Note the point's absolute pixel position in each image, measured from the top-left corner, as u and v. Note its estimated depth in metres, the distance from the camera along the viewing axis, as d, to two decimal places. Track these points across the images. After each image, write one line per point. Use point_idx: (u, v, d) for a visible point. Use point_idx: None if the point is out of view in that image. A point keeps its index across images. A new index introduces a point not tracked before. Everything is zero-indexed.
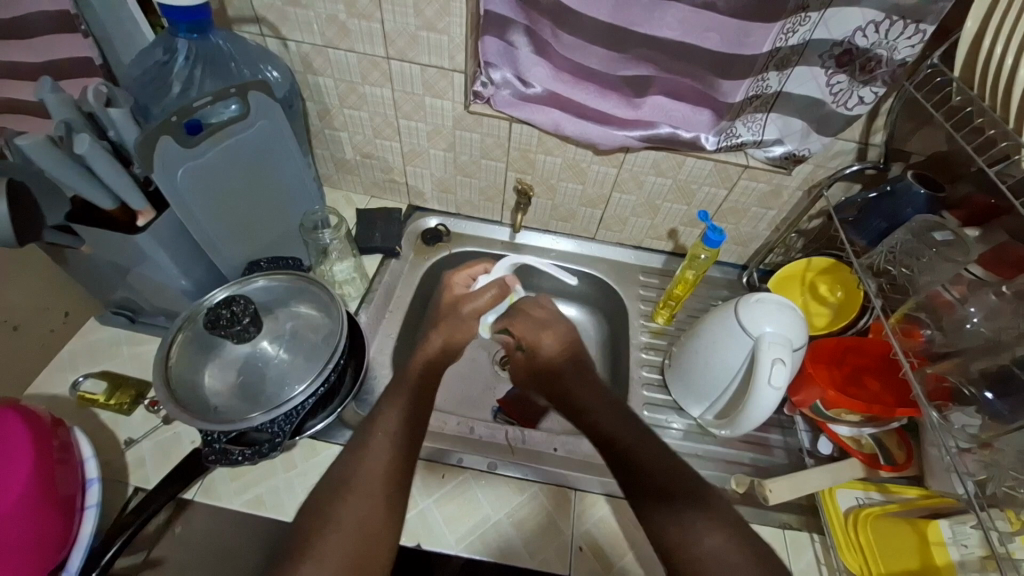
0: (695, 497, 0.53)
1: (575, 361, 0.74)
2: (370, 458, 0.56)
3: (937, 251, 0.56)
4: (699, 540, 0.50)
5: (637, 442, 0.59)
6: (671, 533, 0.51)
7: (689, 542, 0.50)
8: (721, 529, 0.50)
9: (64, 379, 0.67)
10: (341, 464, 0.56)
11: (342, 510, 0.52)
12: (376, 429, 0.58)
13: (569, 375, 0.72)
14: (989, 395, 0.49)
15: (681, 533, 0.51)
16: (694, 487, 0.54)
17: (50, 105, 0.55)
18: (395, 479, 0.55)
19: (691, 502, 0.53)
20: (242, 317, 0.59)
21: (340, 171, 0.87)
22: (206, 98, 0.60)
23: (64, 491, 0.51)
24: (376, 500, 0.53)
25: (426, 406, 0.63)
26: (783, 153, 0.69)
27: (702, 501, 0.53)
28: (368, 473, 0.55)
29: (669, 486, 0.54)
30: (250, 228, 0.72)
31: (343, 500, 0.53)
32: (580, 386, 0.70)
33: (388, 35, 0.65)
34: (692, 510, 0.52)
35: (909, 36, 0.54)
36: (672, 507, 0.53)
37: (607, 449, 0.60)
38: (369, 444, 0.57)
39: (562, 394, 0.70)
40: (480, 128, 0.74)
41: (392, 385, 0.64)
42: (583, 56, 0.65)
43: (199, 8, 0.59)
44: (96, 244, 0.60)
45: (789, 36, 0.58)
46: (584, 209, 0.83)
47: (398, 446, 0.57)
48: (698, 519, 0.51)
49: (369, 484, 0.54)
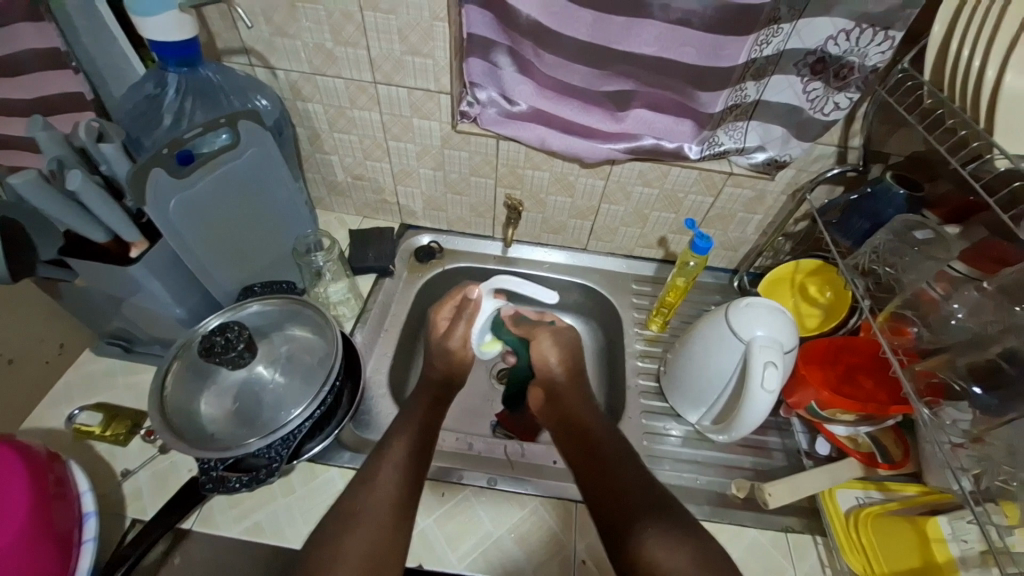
0: (662, 510, 0.54)
1: (571, 371, 0.75)
2: (378, 491, 0.56)
3: (920, 250, 0.58)
4: (664, 548, 0.50)
5: (618, 460, 0.61)
6: (646, 548, 0.50)
7: (659, 558, 0.49)
8: (688, 545, 0.49)
9: (59, 414, 0.67)
10: (348, 498, 0.56)
11: (348, 544, 0.52)
12: (383, 461, 0.59)
13: (570, 381, 0.74)
14: (977, 390, 0.50)
15: (652, 547, 0.50)
16: (664, 501, 0.55)
17: (42, 142, 0.55)
18: (400, 510, 0.55)
19: (661, 516, 0.53)
20: (237, 342, 0.59)
21: (332, 194, 0.88)
22: (196, 130, 0.62)
23: (61, 524, 0.50)
24: (383, 531, 0.53)
25: (429, 432, 0.64)
26: (765, 159, 0.70)
27: (665, 512, 0.53)
28: (376, 504, 0.55)
29: (641, 500, 0.55)
30: (243, 255, 0.73)
31: (352, 530, 0.53)
32: (575, 395, 0.72)
33: (374, 61, 0.67)
34: (662, 523, 0.52)
35: (879, 42, 0.56)
36: (642, 520, 0.53)
37: (587, 460, 0.62)
38: (376, 477, 0.57)
39: (562, 402, 0.71)
40: (468, 146, 0.75)
41: (398, 421, 0.64)
42: (565, 73, 0.67)
43: (188, 43, 0.61)
44: (90, 277, 0.60)
45: (763, 47, 0.60)
46: (574, 221, 0.84)
47: (404, 475, 0.58)
48: (667, 535, 0.51)
49: (376, 517, 0.54)
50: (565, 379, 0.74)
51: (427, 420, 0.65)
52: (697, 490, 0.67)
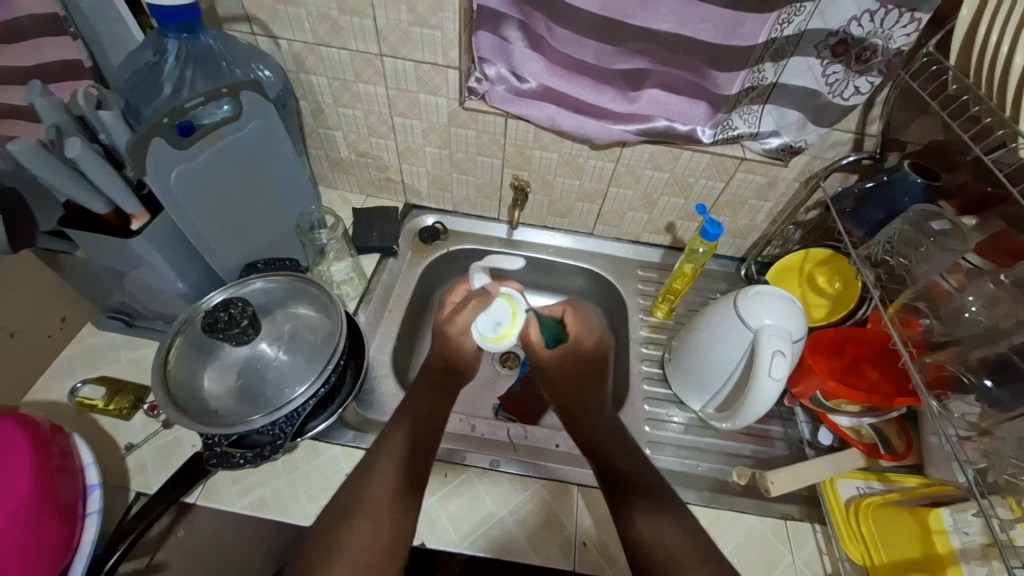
0: (656, 497, 0.56)
1: (579, 379, 0.72)
2: (376, 484, 0.55)
3: (936, 241, 0.56)
4: (665, 542, 0.52)
5: (620, 452, 0.61)
6: (639, 531, 0.53)
7: (649, 541, 0.52)
8: (690, 545, 0.52)
9: (61, 386, 0.66)
10: (349, 487, 0.56)
11: (347, 538, 0.51)
12: (381, 453, 0.58)
13: (583, 387, 0.71)
14: (989, 382, 0.49)
15: (657, 541, 0.52)
16: (665, 496, 0.57)
17: (41, 109, 0.54)
18: (401, 503, 0.54)
19: (657, 500, 0.56)
20: (240, 319, 0.59)
21: (336, 171, 0.87)
22: (198, 99, 0.59)
23: (65, 497, 0.51)
24: (382, 527, 0.52)
25: (433, 426, 0.63)
26: (779, 145, 0.68)
27: (662, 500, 0.56)
28: (375, 499, 0.54)
29: (641, 486, 0.57)
30: (243, 230, 0.71)
31: (351, 523, 0.52)
32: (596, 411, 0.67)
33: (380, 31, 0.64)
34: (668, 520, 0.54)
35: (905, 24, 0.54)
36: (640, 510, 0.55)
37: (593, 458, 0.61)
38: (374, 472, 0.56)
39: (574, 401, 0.70)
40: (476, 124, 0.74)
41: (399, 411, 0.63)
42: (577, 49, 0.65)
43: (188, 8, 0.59)
44: (92, 249, 0.59)
45: (784, 27, 0.58)
46: (581, 205, 0.83)
47: (401, 468, 0.57)
48: (655, 520, 0.54)
49: (372, 510, 0.53)
50: (585, 385, 0.72)
51: (418, 405, 0.65)
52: (699, 476, 0.68)
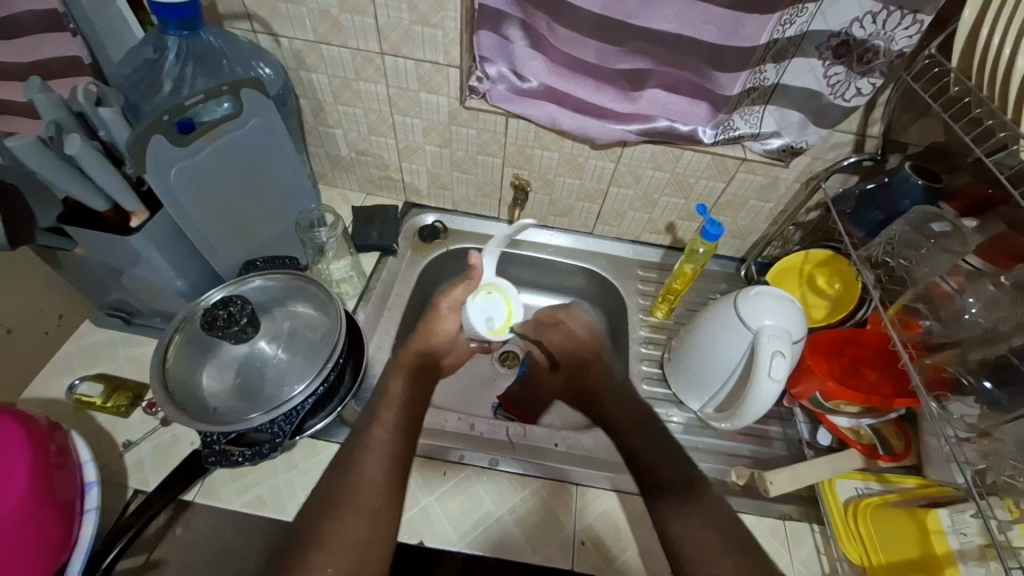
0: (674, 496, 0.58)
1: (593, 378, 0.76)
2: (364, 480, 0.56)
3: (936, 242, 0.57)
4: (697, 537, 0.55)
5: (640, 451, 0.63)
6: (672, 530, 0.56)
7: (685, 538, 0.55)
8: (717, 542, 0.54)
9: (59, 384, 0.66)
10: (349, 485, 0.56)
11: (336, 532, 0.52)
12: (375, 450, 0.58)
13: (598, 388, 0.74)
14: (988, 384, 0.49)
15: (689, 540, 0.55)
16: (688, 492, 0.58)
17: (40, 105, 0.54)
18: (390, 497, 0.55)
19: (683, 497, 0.58)
20: (239, 317, 0.58)
21: (336, 169, 0.87)
22: (198, 96, 0.59)
23: (63, 495, 0.50)
24: (374, 522, 0.53)
25: (414, 420, 0.63)
26: (781, 145, 0.68)
27: (688, 498, 0.57)
28: (367, 494, 0.55)
29: (671, 486, 0.59)
30: (243, 228, 0.71)
31: (343, 519, 0.53)
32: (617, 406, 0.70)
33: (382, 30, 0.64)
34: (698, 519, 0.56)
35: (906, 26, 0.54)
36: (669, 508, 0.57)
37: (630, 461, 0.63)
38: (363, 469, 0.57)
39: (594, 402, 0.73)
40: (477, 123, 0.73)
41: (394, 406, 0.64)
42: (579, 49, 0.65)
43: (188, 5, 0.58)
44: (91, 246, 0.59)
45: (786, 27, 0.58)
46: (582, 204, 0.83)
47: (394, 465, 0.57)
48: (689, 518, 0.56)
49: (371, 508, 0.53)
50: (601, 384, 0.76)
51: (412, 407, 0.65)
52: None
